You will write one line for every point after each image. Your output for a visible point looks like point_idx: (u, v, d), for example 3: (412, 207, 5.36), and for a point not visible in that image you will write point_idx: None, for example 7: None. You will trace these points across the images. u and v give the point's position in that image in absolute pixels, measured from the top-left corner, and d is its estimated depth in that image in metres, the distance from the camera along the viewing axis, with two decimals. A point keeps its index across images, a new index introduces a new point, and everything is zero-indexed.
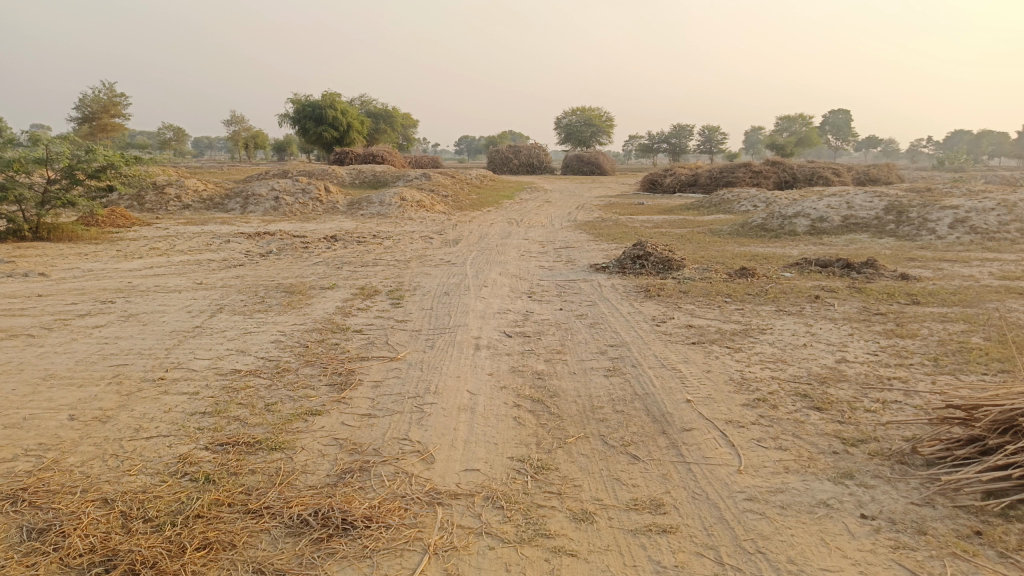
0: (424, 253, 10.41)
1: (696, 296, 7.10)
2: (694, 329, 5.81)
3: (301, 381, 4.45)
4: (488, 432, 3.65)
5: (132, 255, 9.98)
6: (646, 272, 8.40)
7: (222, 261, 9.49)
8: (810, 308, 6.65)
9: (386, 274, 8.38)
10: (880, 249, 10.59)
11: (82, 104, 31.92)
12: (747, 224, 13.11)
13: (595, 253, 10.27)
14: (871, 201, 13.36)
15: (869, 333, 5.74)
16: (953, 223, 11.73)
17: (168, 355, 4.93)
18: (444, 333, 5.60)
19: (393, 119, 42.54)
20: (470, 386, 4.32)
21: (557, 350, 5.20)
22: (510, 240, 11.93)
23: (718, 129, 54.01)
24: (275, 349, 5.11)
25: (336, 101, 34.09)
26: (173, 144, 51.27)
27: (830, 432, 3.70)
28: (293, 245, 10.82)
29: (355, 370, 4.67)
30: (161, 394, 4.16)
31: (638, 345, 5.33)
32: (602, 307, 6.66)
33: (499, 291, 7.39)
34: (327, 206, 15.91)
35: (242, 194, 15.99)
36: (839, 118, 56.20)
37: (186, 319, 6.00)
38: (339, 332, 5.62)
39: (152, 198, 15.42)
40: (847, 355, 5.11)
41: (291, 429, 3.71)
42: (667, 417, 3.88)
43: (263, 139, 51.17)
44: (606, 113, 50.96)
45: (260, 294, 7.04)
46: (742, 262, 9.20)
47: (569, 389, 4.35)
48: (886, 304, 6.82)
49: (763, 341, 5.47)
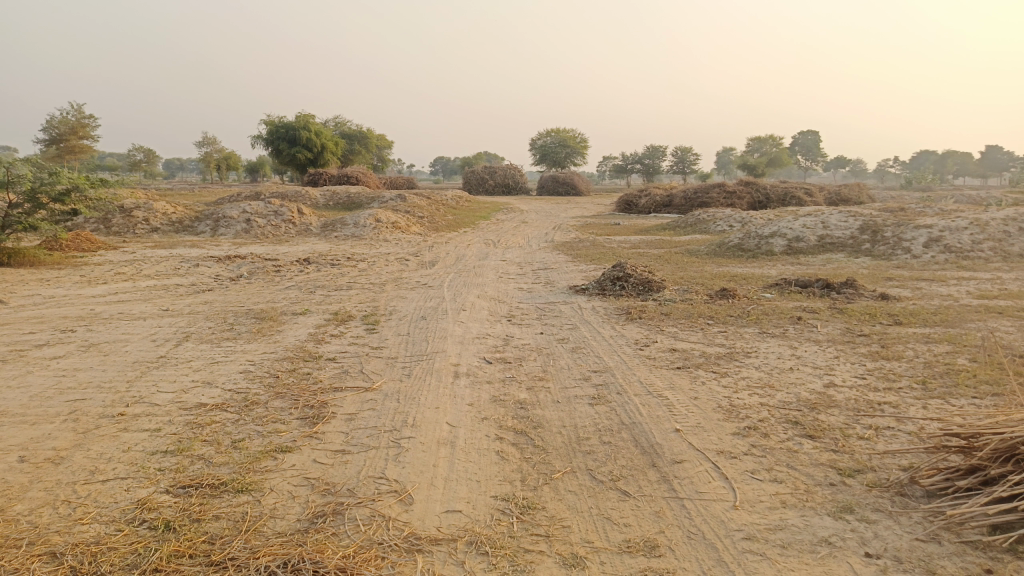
0: (400, 276, 10.22)
1: (678, 318, 6.99)
2: (678, 353, 5.68)
3: (271, 415, 4.23)
4: (470, 468, 3.46)
5: (97, 280, 9.66)
6: (627, 294, 8.27)
7: (191, 286, 9.21)
8: (793, 330, 6.56)
9: (360, 298, 8.17)
10: (857, 269, 10.61)
11: (49, 126, 31.35)
12: (725, 244, 13.10)
13: (574, 274, 10.15)
14: (846, 221, 13.44)
15: (854, 355, 5.65)
16: (928, 242, 11.81)
17: (130, 388, 4.67)
18: (422, 361, 5.40)
19: (367, 140, 42.40)
20: (449, 418, 4.13)
21: (539, 377, 5.02)
22: (487, 262, 11.77)
23: (691, 150, 54.61)
24: (244, 380, 4.88)
25: (310, 122, 33.85)
26: (144, 165, 50.62)
27: (825, 462, 3.56)
28: (265, 268, 10.56)
29: (328, 402, 4.45)
30: (120, 431, 3.91)
31: (623, 371, 5.18)
32: (584, 331, 6.51)
33: (477, 315, 7.22)
34: (300, 228, 15.67)
35: (212, 217, 15.69)
36: (809, 139, 56.95)
37: (151, 349, 5.73)
38: (312, 361, 5.39)
39: (119, 221, 15.04)
40: (835, 378, 5.00)
41: (260, 468, 3.48)
42: (656, 449, 3.72)
43: (236, 161, 50.71)
44: (581, 135, 51.37)
45: (230, 321, 6.78)
46: (722, 282, 9.14)
47: (553, 419, 4.18)
48: (869, 325, 6.76)
49: (749, 365, 5.35)
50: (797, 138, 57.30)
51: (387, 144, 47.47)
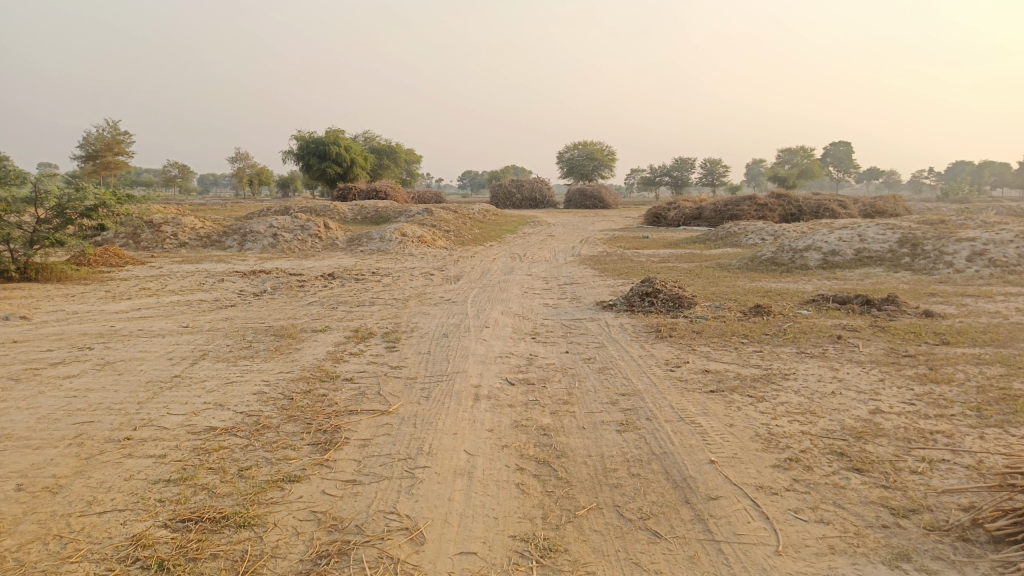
0: (424, 291, 10.05)
1: (711, 337, 6.69)
2: (712, 374, 5.39)
3: (282, 440, 4.03)
4: (487, 502, 3.22)
5: (121, 296, 9.62)
6: (656, 310, 7.98)
7: (214, 302, 9.11)
8: (833, 350, 6.22)
9: (382, 314, 7.99)
10: (897, 284, 10.18)
11: (86, 142, 31.91)
12: (757, 258, 12.74)
13: (601, 289, 9.88)
14: (884, 234, 12.98)
15: (901, 378, 5.31)
16: (971, 255, 11.33)
17: (139, 410, 4.50)
18: (441, 382, 5.18)
19: (396, 155, 42.62)
20: (468, 445, 3.89)
21: (563, 401, 4.76)
22: (513, 277, 11.55)
23: (718, 163, 53.96)
24: (257, 402, 4.69)
25: (340, 136, 34.06)
26: (178, 181, 51.48)
27: (876, 500, 3.26)
28: (289, 283, 10.47)
29: (342, 427, 4.24)
30: (124, 458, 3.74)
31: (652, 394, 4.90)
32: (612, 350, 6.24)
33: (500, 332, 6.99)
34: (326, 242, 15.61)
35: (240, 232, 15.73)
36: (840, 150, 55.80)
37: (165, 368, 5.59)
38: (328, 382, 5.20)
39: (148, 236, 15.13)
40: (881, 405, 4.67)
41: (265, 500, 3.28)
42: (689, 482, 3.45)
43: (267, 176, 51.38)
44: (609, 148, 51.21)
45: (248, 338, 6.64)
46: (756, 298, 8.81)
47: (577, 447, 3.92)
48: (914, 345, 6.39)
49: (788, 388, 5.03)
50: (829, 149, 56.31)
51: (416, 158, 47.68)
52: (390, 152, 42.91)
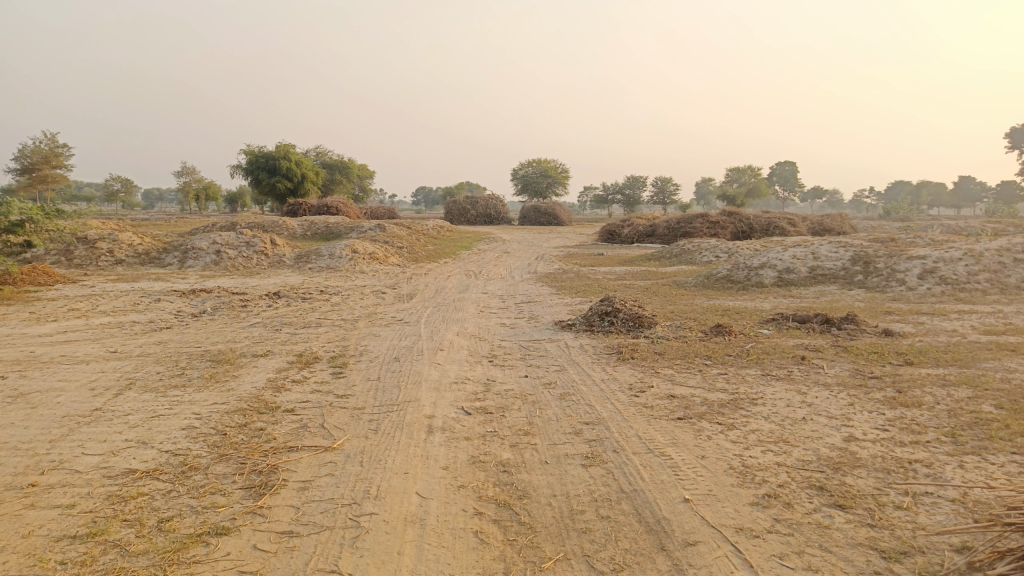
0: (375, 311, 9.63)
1: (673, 358, 6.45)
2: (677, 400, 5.13)
3: (210, 484, 3.61)
4: (442, 557, 2.87)
5: (46, 318, 8.96)
6: (616, 330, 7.72)
7: (148, 324, 8.53)
8: (799, 372, 6.04)
9: (329, 336, 7.56)
10: (852, 302, 10.17)
11: (21, 155, 30.42)
12: (712, 276, 12.67)
13: (559, 308, 9.63)
14: (836, 252, 13.06)
15: (870, 402, 5.12)
16: (922, 273, 11.42)
17: (49, 451, 4.00)
18: (391, 413, 4.79)
19: (348, 171, 41.98)
20: (420, 486, 3.54)
21: (523, 432, 4.43)
22: (468, 295, 11.20)
23: (670, 180, 54.67)
24: (185, 439, 4.24)
25: (291, 151, 33.35)
26: (121, 195, 49.84)
27: (864, 542, 3.02)
28: (231, 303, 9.94)
29: (280, 467, 3.83)
30: (25, 509, 3.26)
31: (617, 423, 4.60)
32: (572, 373, 5.95)
33: (455, 355, 6.63)
34: (273, 260, 15.02)
35: (181, 248, 15.06)
36: (786, 170, 57.19)
37: (85, 400, 5.07)
38: (267, 415, 4.77)
39: (82, 253, 14.34)
40: (855, 431, 4.46)
41: (187, 559, 2.86)
42: (664, 525, 3.15)
43: (214, 190, 50.14)
44: (562, 166, 51.41)
45: (182, 365, 6.14)
46: (715, 317, 8.65)
47: (540, 486, 3.59)
48: (878, 366, 6.26)
49: (757, 414, 4.81)
50: (774, 169, 57.49)
51: (368, 173, 47.10)
52: (342, 167, 42.20)
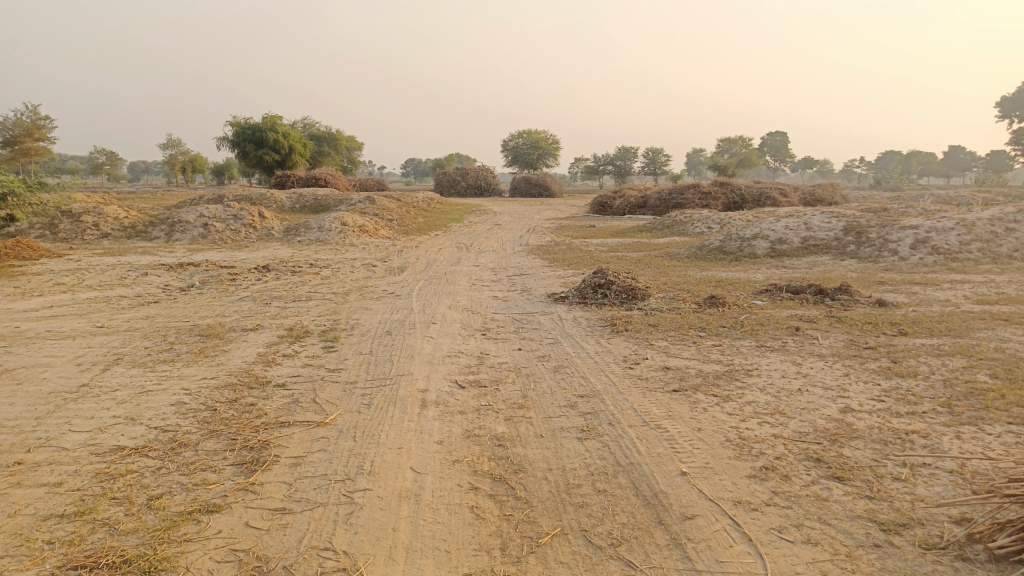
0: (366, 284, 9.54)
1: (668, 330, 6.41)
2: (672, 372, 5.09)
3: (200, 461, 3.55)
4: (438, 533, 2.83)
5: (32, 293, 8.82)
6: (610, 302, 7.66)
7: (136, 298, 8.41)
8: (794, 343, 6.01)
9: (320, 310, 7.47)
10: (845, 272, 10.15)
11: (3, 128, 29.85)
12: (705, 246, 12.62)
13: (551, 280, 9.56)
14: (829, 222, 13.02)
15: (866, 373, 5.10)
16: (915, 243, 11.41)
17: (35, 428, 3.93)
18: (384, 387, 4.73)
19: (337, 142, 41.51)
20: (415, 461, 3.49)
21: (518, 405, 4.38)
22: (459, 268, 11.11)
23: (661, 150, 54.36)
24: (174, 415, 4.17)
25: (278, 123, 32.90)
26: (106, 167, 49.19)
27: (862, 514, 3.00)
28: (220, 277, 9.82)
29: (271, 443, 3.77)
30: (10, 488, 3.19)
31: (613, 396, 4.56)
32: (566, 346, 5.90)
33: (448, 329, 6.56)
34: (261, 233, 14.84)
35: (168, 222, 14.86)
36: (777, 140, 56.94)
37: (72, 376, 4.99)
38: (257, 390, 4.69)
39: (67, 227, 14.13)
40: (851, 402, 4.43)
41: (177, 538, 2.80)
42: (661, 499, 3.12)
43: (202, 163, 49.55)
44: (553, 137, 51.03)
45: (170, 340, 6.05)
46: (709, 289, 8.61)
47: (536, 460, 3.55)
48: (872, 336, 6.24)
49: (753, 386, 4.78)
50: (765, 139, 57.20)
51: (357, 145, 46.62)
52: (331, 139, 41.72)
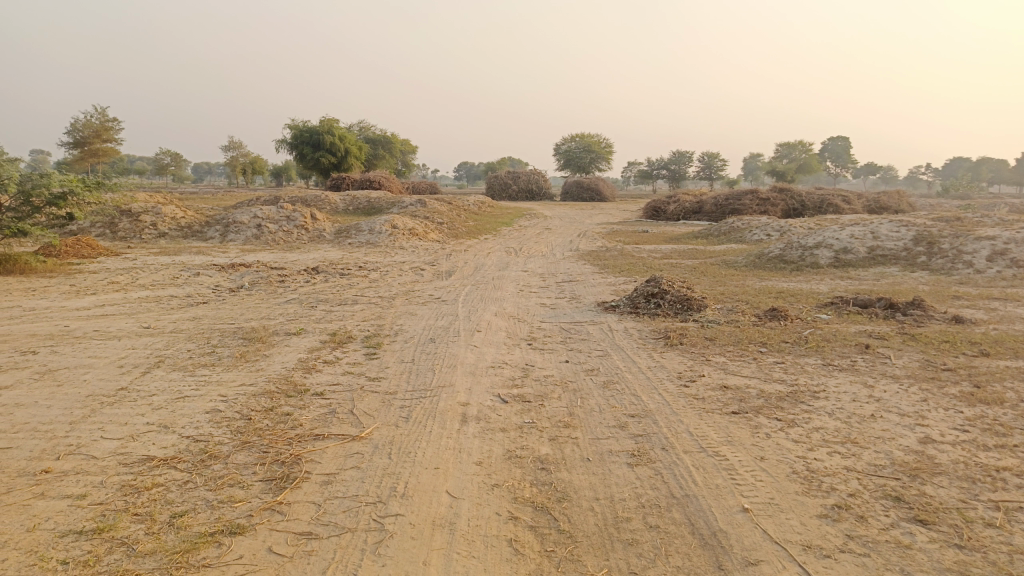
0: (413, 288, 9.40)
1: (725, 345, 6.06)
2: (731, 392, 4.75)
3: (229, 475, 3.39)
4: (472, 569, 2.59)
5: (86, 291, 8.94)
6: (663, 313, 7.32)
7: (186, 299, 8.44)
8: (863, 362, 5.59)
9: (364, 314, 7.33)
10: (916, 285, 9.57)
11: (74, 129, 30.95)
12: (764, 255, 12.13)
13: (602, 288, 9.26)
14: (897, 231, 12.36)
15: (946, 398, 4.67)
16: (992, 255, 10.71)
17: (67, 434, 3.84)
18: (424, 399, 4.52)
19: (392, 145, 41.87)
20: (451, 485, 3.26)
21: (564, 424, 4.12)
22: (508, 273, 10.89)
23: (718, 155, 53.27)
24: (208, 424, 4.04)
25: (335, 126, 33.32)
26: (171, 169, 50.73)
27: (953, 567, 2.63)
28: (269, 278, 9.81)
29: (303, 457, 3.59)
30: (33, 499, 3.08)
31: (666, 417, 4.25)
32: (616, 360, 5.60)
33: (493, 337, 6.34)
34: (313, 234, 14.91)
35: (222, 222, 15.05)
36: (838, 145, 55.34)
37: (112, 379, 4.93)
38: (295, 398, 4.54)
39: (126, 226, 14.42)
40: (931, 432, 4.03)
41: (196, 562, 2.63)
42: (720, 540, 2.82)
43: (261, 165, 50.67)
44: (606, 140, 50.56)
45: (213, 343, 5.97)
46: (768, 300, 8.18)
47: (582, 487, 3.28)
48: (950, 356, 5.76)
49: (820, 410, 4.41)
50: (827, 144, 55.65)
51: (411, 148, 47.04)
52: (386, 143, 42.10)
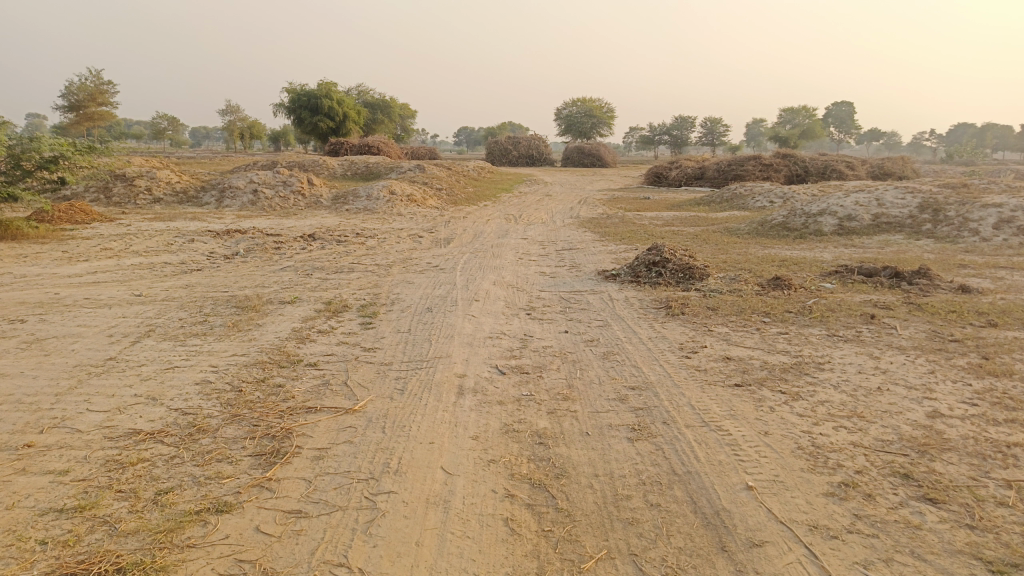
0: (411, 255, 9.26)
1: (728, 314, 5.94)
2: (734, 363, 4.64)
3: (218, 450, 3.29)
4: (466, 550, 2.50)
5: (79, 257, 8.79)
6: (665, 282, 7.19)
7: (179, 266, 8.29)
8: (869, 333, 5.47)
9: (360, 283, 7.20)
10: (921, 253, 9.41)
11: (68, 92, 30.44)
12: (766, 223, 11.95)
13: (602, 255, 9.11)
14: (902, 198, 12.16)
15: (954, 371, 4.55)
16: (998, 223, 10.53)
17: (52, 406, 3.74)
18: (420, 370, 4.41)
19: (391, 110, 41.31)
20: (446, 460, 3.16)
21: (563, 396, 4.01)
22: (507, 240, 10.74)
23: (720, 121, 52.63)
24: (197, 396, 3.93)
25: (332, 90, 32.82)
26: (168, 133, 50.14)
27: (964, 549, 2.54)
28: (264, 245, 9.65)
29: (294, 431, 3.49)
30: (13, 475, 2.98)
31: (667, 390, 4.15)
32: (617, 330, 5.48)
33: (491, 307, 6.21)
34: (310, 201, 14.70)
35: (218, 187, 14.84)
36: (842, 110, 54.61)
37: (101, 349, 4.82)
38: (287, 369, 4.43)
39: (120, 191, 14.21)
40: (940, 406, 3.92)
41: (180, 543, 2.53)
42: (723, 519, 2.72)
43: (258, 129, 50.10)
44: (608, 105, 49.90)
45: (205, 311, 5.85)
46: (771, 269, 8.04)
47: (581, 463, 3.18)
48: (957, 327, 5.64)
49: (825, 382, 4.30)
50: (831, 110, 54.95)
51: (410, 113, 46.46)
52: (384, 107, 41.52)
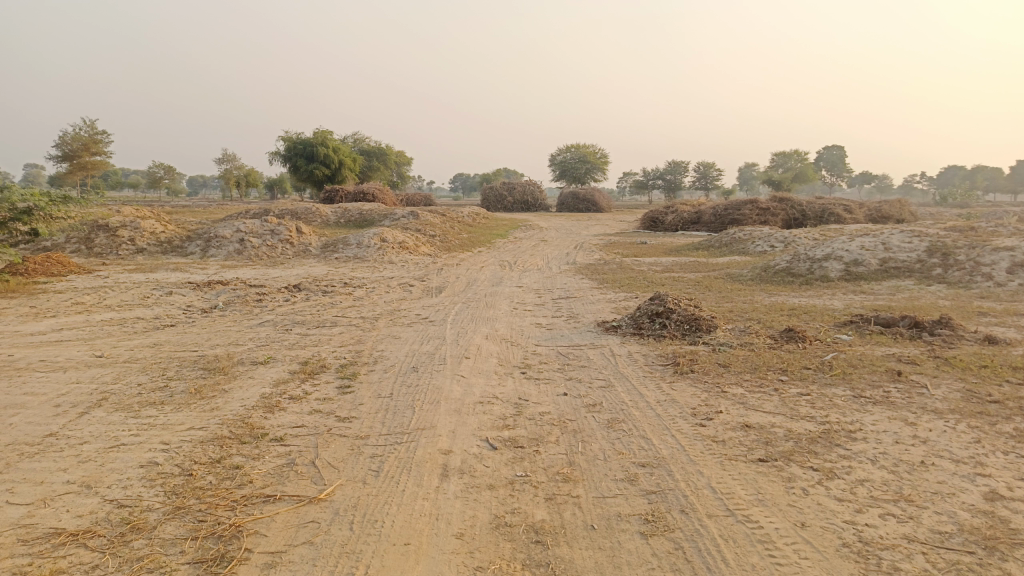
0: (399, 307, 8.78)
1: (741, 372, 5.44)
2: (755, 432, 4.12)
3: (152, 556, 2.74)
4: None
5: (47, 313, 8.29)
6: (669, 334, 6.70)
7: (152, 321, 7.79)
8: (899, 392, 4.96)
9: (343, 339, 6.70)
10: (935, 300, 8.97)
11: (62, 142, 30.26)
12: (770, 268, 11.54)
13: (601, 305, 8.66)
14: (910, 242, 11.76)
15: (1004, 439, 4.03)
16: (1012, 267, 10.12)
17: None
18: (400, 446, 3.88)
19: (387, 157, 41.33)
20: (422, 570, 2.63)
21: (563, 478, 3.48)
22: (502, 288, 10.30)
23: (714, 165, 52.92)
24: (139, 483, 3.39)
25: (328, 138, 32.76)
26: (164, 182, 50.03)
27: None
28: (246, 297, 9.17)
29: (246, 529, 2.94)
30: None
31: (682, 466, 3.63)
32: (621, 392, 4.97)
33: (483, 365, 5.71)
34: (298, 249, 14.27)
35: (204, 237, 14.42)
36: (834, 154, 54.98)
37: (42, 422, 4.27)
38: (249, 446, 3.89)
39: (102, 241, 13.78)
40: (997, 485, 3.40)
41: None
42: None
43: (254, 177, 50.09)
44: (602, 151, 50.16)
45: (168, 375, 5.31)
46: (782, 319, 7.57)
47: (587, 570, 2.64)
48: (994, 385, 5.13)
49: (862, 456, 3.77)
50: (823, 154, 55.32)
51: (406, 160, 46.59)
52: (380, 155, 41.51)
